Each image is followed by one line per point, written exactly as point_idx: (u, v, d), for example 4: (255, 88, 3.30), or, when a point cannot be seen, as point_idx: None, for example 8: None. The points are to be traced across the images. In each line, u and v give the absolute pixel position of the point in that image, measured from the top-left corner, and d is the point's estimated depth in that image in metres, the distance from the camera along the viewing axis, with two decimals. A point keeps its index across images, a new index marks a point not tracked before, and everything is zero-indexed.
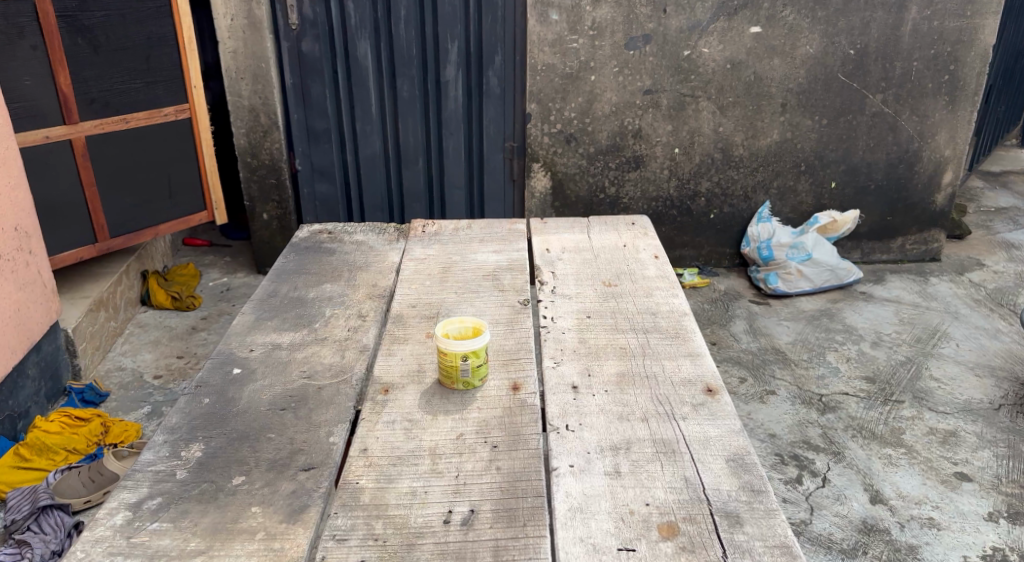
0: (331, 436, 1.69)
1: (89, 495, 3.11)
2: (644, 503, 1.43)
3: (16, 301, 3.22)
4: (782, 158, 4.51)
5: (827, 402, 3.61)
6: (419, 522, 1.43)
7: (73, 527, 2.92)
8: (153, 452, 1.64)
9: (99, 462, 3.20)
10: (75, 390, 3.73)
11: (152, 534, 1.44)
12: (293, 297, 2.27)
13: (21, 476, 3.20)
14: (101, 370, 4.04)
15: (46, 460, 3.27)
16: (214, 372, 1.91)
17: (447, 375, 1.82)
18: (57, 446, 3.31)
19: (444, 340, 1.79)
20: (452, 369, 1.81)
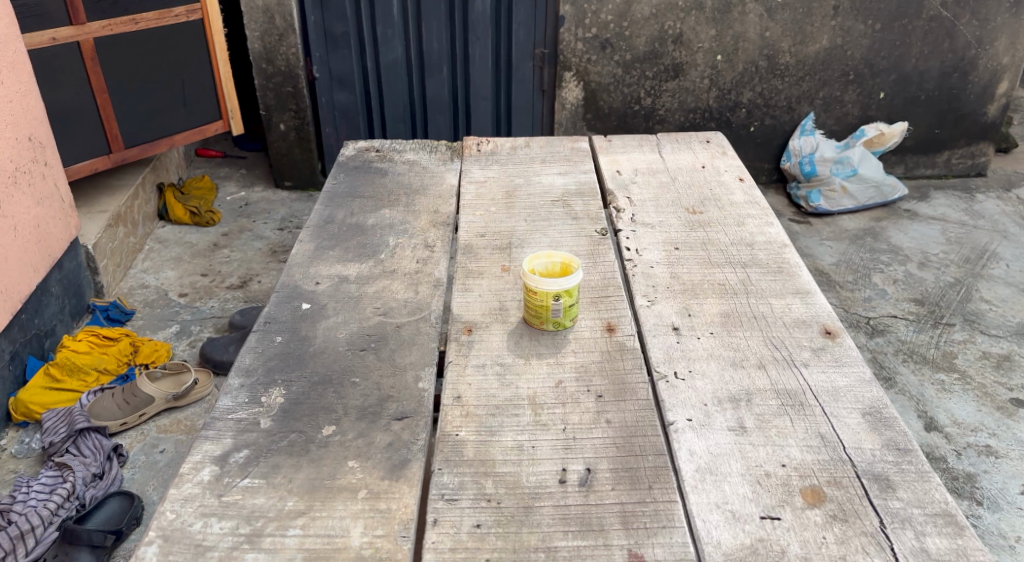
0: (420, 381, 1.56)
1: (125, 418, 3.02)
2: (780, 464, 1.34)
3: (36, 216, 3.07)
4: (830, 66, 4.24)
5: (875, 325, 3.48)
6: (533, 482, 1.32)
7: (111, 450, 2.84)
8: (231, 399, 1.51)
9: (132, 384, 3.09)
10: (99, 308, 3.62)
11: (244, 492, 1.31)
12: (351, 224, 2.10)
13: (55, 397, 3.10)
14: (124, 288, 3.90)
15: (77, 382, 3.19)
16: (281, 308, 1.77)
17: (535, 314, 1.68)
18: (88, 367, 3.22)
19: (534, 279, 1.64)
20: (542, 309, 1.66)
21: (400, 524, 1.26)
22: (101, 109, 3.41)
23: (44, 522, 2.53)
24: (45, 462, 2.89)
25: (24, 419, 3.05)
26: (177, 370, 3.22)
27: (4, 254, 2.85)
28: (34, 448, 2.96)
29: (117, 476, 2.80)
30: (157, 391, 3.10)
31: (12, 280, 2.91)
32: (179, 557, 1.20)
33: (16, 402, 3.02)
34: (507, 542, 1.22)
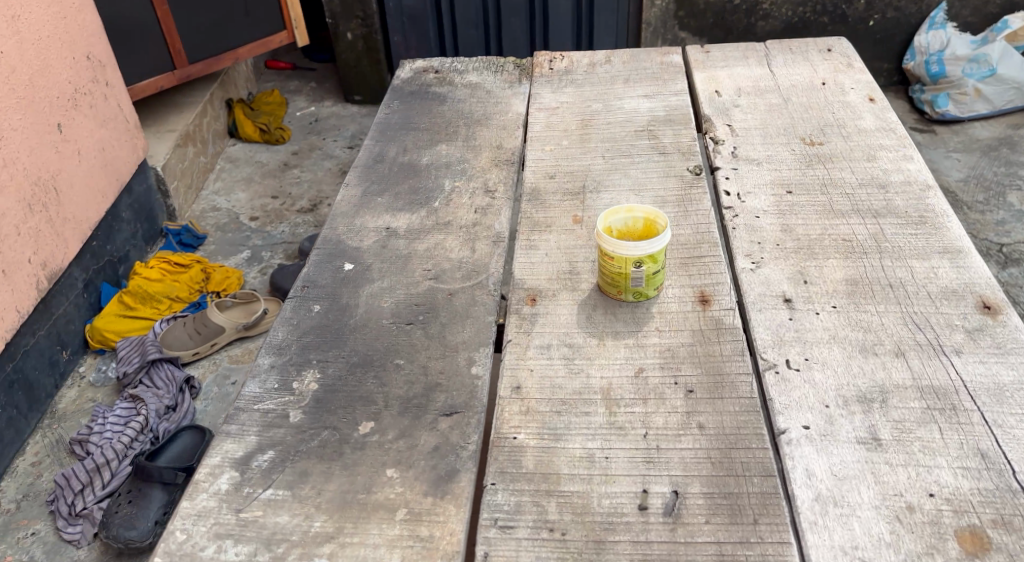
0: (474, 365, 1.31)
1: (197, 347, 2.87)
2: (926, 493, 1.08)
3: (100, 140, 2.93)
4: None
5: (1010, 254, 2.96)
6: (606, 507, 1.10)
7: (184, 382, 2.69)
8: (259, 384, 1.31)
9: (204, 312, 2.93)
10: (172, 232, 3.50)
11: (265, 507, 1.12)
12: (403, 164, 1.85)
13: (129, 324, 2.96)
14: (195, 211, 3.79)
15: (151, 309, 3.06)
16: (322, 269, 1.54)
17: (611, 283, 1.40)
18: (160, 294, 3.09)
19: (611, 242, 1.35)
20: (621, 278, 1.38)
21: (444, 558, 1.05)
22: (163, 23, 3.21)
23: (118, 457, 2.41)
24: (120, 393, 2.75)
25: (101, 347, 2.92)
26: (249, 300, 3.05)
27: (68, 182, 2.74)
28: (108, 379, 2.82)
29: (189, 409, 2.65)
30: (229, 322, 2.94)
31: (78, 209, 2.81)
32: None
33: (91, 329, 2.90)
34: None
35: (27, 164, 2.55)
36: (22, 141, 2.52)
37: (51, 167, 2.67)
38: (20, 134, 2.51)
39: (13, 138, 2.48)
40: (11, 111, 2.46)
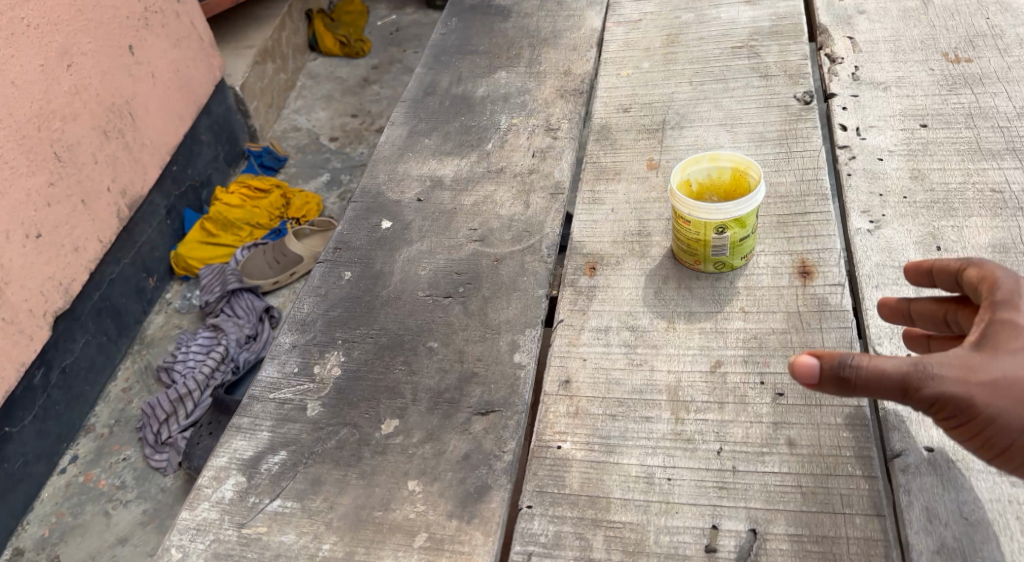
0: (517, 352, 1.11)
1: (277, 276, 2.64)
2: None
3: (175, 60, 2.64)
4: None
5: None
6: (665, 545, 0.90)
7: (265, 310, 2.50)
8: (277, 367, 1.15)
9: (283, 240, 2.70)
10: (253, 154, 3.28)
11: (271, 522, 0.98)
12: (457, 95, 1.62)
13: (210, 253, 2.74)
14: (276, 131, 3.56)
15: (232, 237, 2.82)
16: (356, 227, 1.36)
17: (688, 252, 1.15)
18: (240, 220, 2.83)
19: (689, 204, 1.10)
20: (701, 246, 1.13)
21: None
22: None
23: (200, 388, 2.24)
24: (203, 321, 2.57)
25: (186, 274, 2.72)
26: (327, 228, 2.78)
27: (145, 107, 2.48)
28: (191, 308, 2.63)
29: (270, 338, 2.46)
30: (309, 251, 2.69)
31: (157, 133, 2.55)
32: None
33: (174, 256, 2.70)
34: None
35: (100, 88, 2.31)
36: (93, 64, 2.27)
37: (125, 91, 2.41)
38: (90, 59, 2.26)
39: (84, 61, 2.24)
40: (78, 33, 2.22)
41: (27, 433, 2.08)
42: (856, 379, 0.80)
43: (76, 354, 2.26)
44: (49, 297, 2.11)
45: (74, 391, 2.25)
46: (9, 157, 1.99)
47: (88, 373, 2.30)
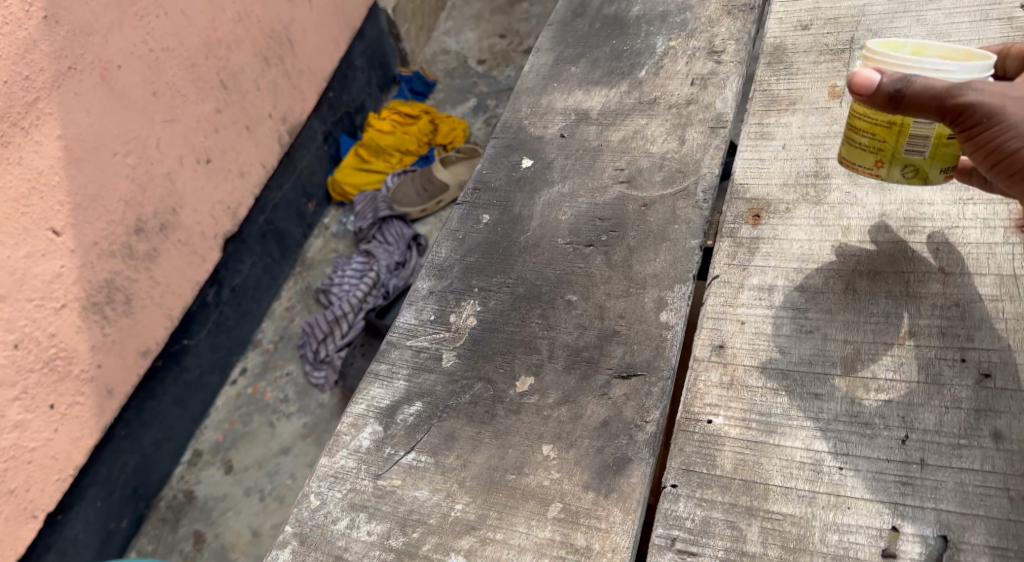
0: (664, 310, 1.01)
1: (425, 206, 2.57)
2: None
3: None
4: None
5: None
6: (835, 543, 0.80)
7: (414, 240, 2.47)
8: (414, 314, 1.11)
9: (429, 167, 2.59)
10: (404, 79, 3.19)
11: (406, 475, 0.95)
12: (609, 15, 1.47)
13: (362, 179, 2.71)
14: (426, 56, 3.41)
15: (383, 164, 2.76)
16: (497, 165, 1.28)
17: (871, 148, 0.92)
18: (391, 146, 2.76)
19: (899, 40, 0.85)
20: (892, 136, 0.89)
21: None
22: None
23: (354, 310, 2.23)
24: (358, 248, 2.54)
25: (341, 201, 2.69)
26: (472, 153, 2.65)
27: (302, 31, 2.26)
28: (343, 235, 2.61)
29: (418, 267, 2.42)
30: (455, 178, 2.57)
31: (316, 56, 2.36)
32: None
33: (331, 183, 2.67)
34: None
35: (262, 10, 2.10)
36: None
37: (284, 15, 2.20)
38: None
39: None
40: None
41: (202, 346, 2.10)
42: (910, 94, 0.82)
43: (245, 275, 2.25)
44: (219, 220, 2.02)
45: (244, 308, 2.24)
46: (178, 87, 1.83)
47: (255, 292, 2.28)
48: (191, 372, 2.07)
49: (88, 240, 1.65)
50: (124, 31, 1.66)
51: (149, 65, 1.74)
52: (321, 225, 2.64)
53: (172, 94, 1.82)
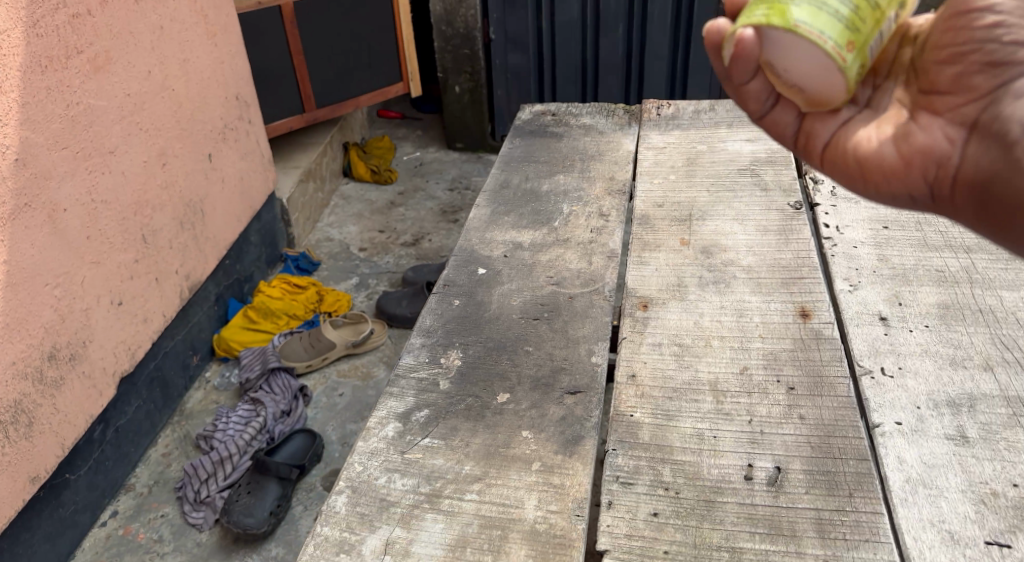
0: (594, 355, 1.52)
1: (311, 360, 2.94)
2: (1011, 483, 1.14)
3: (238, 172, 3.13)
4: None
5: None
6: (715, 476, 1.22)
7: (300, 391, 2.78)
8: (413, 356, 1.54)
9: (318, 329, 3.03)
10: (290, 258, 3.61)
11: (425, 451, 1.33)
12: (527, 189, 2.12)
13: (250, 336, 3.06)
14: (311, 240, 3.89)
15: (270, 324, 3.14)
16: (459, 271, 1.79)
17: (851, 32, 1.07)
18: (279, 310, 3.18)
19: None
20: (868, 27, 1.08)
21: (574, 502, 1.22)
22: (297, 69, 3.55)
23: (240, 453, 2.53)
24: (242, 397, 2.85)
25: (225, 355, 3.01)
26: (358, 321, 3.13)
27: (213, 205, 2.93)
28: (229, 384, 2.92)
29: (303, 414, 2.75)
30: (342, 339, 3.01)
31: (218, 230, 2.99)
32: (366, 509, 1.24)
33: (219, 339, 3.00)
34: (687, 536, 1.14)
35: (182, 187, 2.74)
36: (180, 166, 2.72)
37: (200, 192, 2.86)
38: (180, 161, 2.72)
39: (174, 163, 2.68)
40: (174, 140, 2.68)
41: (80, 483, 2.30)
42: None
43: (129, 417, 2.52)
44: (120, 358, 2.41)
45: (122, 450, 2.49)
46: (106, 236, 2.32)
47: (134, 435, 2.55)
48: (65, 508, 2.25)
49: (8, 359, 1.96)
50: (74, 181, 2.18)
51: (87, 211, 2.24)
52: (202, 378, 2.96)
53: (101, 240, 2.30)
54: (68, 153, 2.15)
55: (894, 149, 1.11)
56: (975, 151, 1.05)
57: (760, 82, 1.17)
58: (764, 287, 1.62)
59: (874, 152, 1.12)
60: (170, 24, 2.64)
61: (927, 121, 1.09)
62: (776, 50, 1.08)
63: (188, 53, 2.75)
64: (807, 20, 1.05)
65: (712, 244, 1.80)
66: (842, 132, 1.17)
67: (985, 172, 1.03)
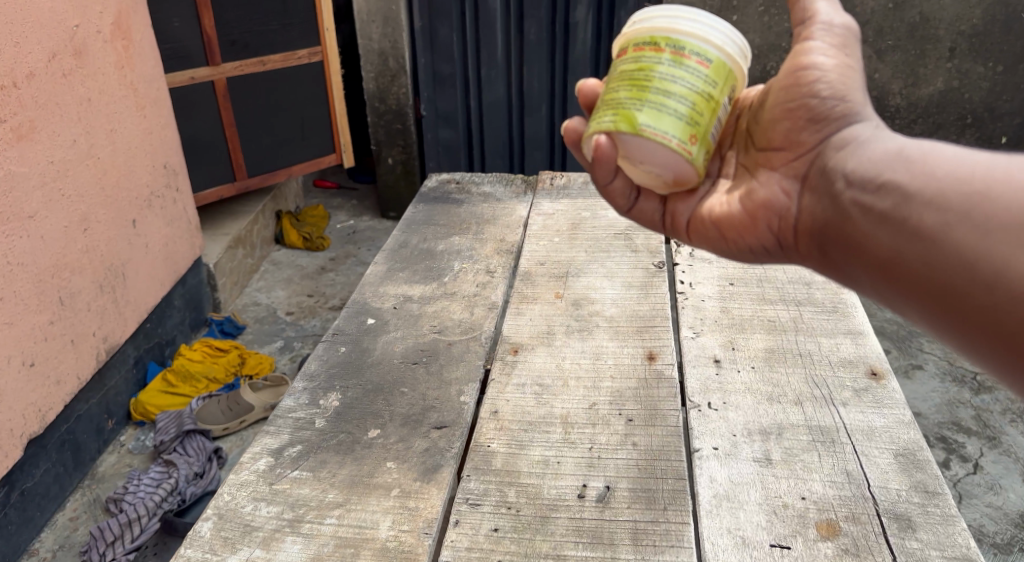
0: (462, 395, 1.65)
1: (228, 423, 2.94)
2: (800, 496, 1.28)
3: (164, 236, 3.18)
4: (946, 109, 3.61)
5: (984, 382, 2.94)
6: (553, 494, 1.36)
7: (214, 453, 2.78)
8: (293, 399, 1.66)
9: (236, 392, 3.04)
10: (215, 321, 3.63)
11: (292, 482, 1.44)
12: (422, 248, 2.29)
13: (168, 400, 3.04)
14: (238, 305, 3.93)
15: (190, 387, 3.13)
16: (349, 321, 1.93)
17: (691, 123, 1.25)
18: (199, 374, 3.18)
19: (705, 27, 1.29)
20: (706, 115, 1.27)
21: (424, 522, 1.34)
22: (229, 140, 3.70)
23: (147, 515, 2.50)
24: (156, 460, 2.83)
25: (142, 419, 2.99)
26: (278, 382, 3.14)
27: (136, 270, 2.95)
28: (145, 447, 2.90)
29: (216, 475, 2.74)
30: (260, 402, 3.00)
31: (140, 294, 2.99)
32: (230, 533, 1.35)
33: (136, 403, 2.99)
34: (519, 547, 1.27)
35: (104, 251, 2.76)
36: (104, 231, 2.76)
37: (123, 256, 2.88)
38: (104, 227, 2.77)
39: (96, 229, 2.72)
40: (98, 207, 2.73)
41: None
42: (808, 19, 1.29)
43: (36, 479, 2.49)
44: (29, 421, 2.39)
45: (27, 514, 2.45)
46: (21, 298, 2.35)
47: (42, 499, 2.51)
48: None
49: None
50: None
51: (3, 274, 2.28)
52: (117, 442, 2.93)
53: (15, 302, 2.33)
54: None
55: (744, 209, 1.32)
56: (812, 201, 1.23)
57: (622, 181, 1.42)
58: (620, 334, 1.81)
59: (727, 216, 1.34)
60: (99, 96, 2.74)
61: (768, 177, 1.31)
62: (630, 146, 1.28)
63: (115, 124, 2.83)
64: (651, 123, 1.24)
65: (584, 297, 1.99)
66: (698, 207, 1.40)
67: (821, 218, 1.19)
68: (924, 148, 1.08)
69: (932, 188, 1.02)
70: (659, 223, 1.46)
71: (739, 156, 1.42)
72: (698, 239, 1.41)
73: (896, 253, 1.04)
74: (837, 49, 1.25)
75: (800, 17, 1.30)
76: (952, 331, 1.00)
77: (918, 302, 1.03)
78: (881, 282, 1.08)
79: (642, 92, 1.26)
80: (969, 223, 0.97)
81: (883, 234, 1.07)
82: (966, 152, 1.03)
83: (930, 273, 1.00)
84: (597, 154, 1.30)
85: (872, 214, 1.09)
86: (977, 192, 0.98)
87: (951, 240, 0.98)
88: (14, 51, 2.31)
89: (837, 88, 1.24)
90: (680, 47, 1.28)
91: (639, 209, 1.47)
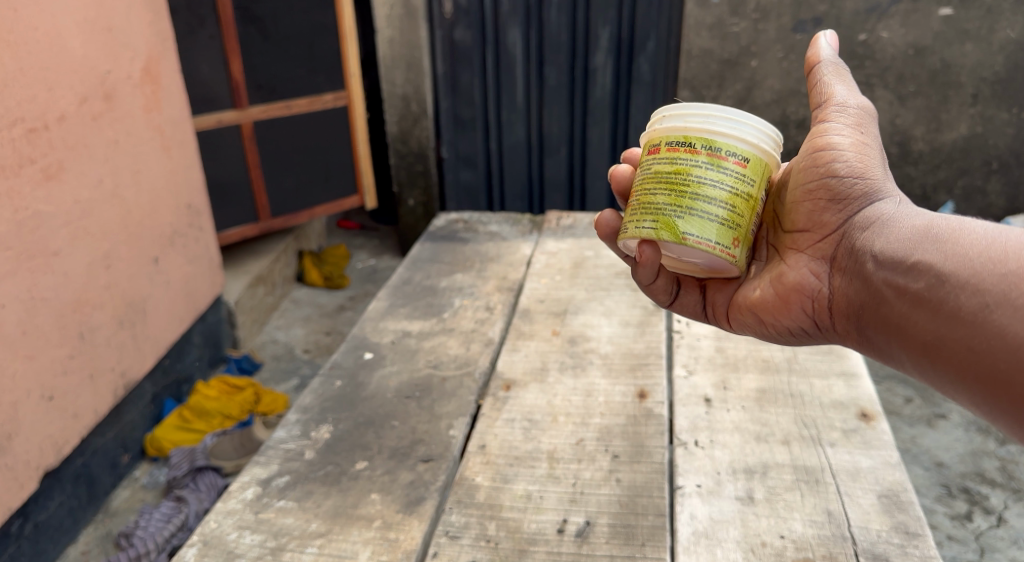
0: (451, 429, 1.65)
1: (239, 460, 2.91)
2: (779, 535, 1.31)
3: (185, 274, 3.23)
4: (970, 155, 3.57)
5: None
6: (533, 528, 1.37)
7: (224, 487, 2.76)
8: (285, 431, 1.68)
9: (249, 429, 3.01)
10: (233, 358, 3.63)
11: (278, 511, 1.45)
12: (425, 285, 2.32)
13: (181, 436, 3.02)
14: (257, 342, 3.96)
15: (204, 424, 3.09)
16: (348, 355, 1.95)
17: (732, 226, 1.31)
18: (214, 410, 3.13)
19: (739, 126, 1.33)
20: (746, 215, 1.32)
21: (403, 552, 1.35)
22: (253, 182, 3.79)
23: (156, 549, 2.48)
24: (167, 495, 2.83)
25: (156, 454, 2.99)
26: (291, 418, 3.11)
27: (156, 306, 2.98)
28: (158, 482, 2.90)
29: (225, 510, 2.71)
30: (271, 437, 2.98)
31: (159, 329, 3.02)
32: (213, 559, 1.36)
33: (150, 439, 2.98)
34: None
35: (125, 288, 2.80)
36: (125, 269, 2.80)
37: (144, 293, 2.92)
38: (126, 265, 2.81)
39: (119, 266, 2.77)
40: (120, 245, 2.78)
41: None
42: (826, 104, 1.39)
43: (50, 512, 2.49)
44: (46, 453, 2.38)
45: (40, 546, 2.44)
46: (42, 331, 2.38)
47: (54, 531, 2.51)
48: None
49: None
50: (14, 280, 2.27)
51: (26, 308, 2.32)
52: (130, 477, 2.94)
53: (35, 335, 2.35)
54: (11, 253, 2.26)
55: (777, 293, 1.38)
56: (843, 282, 1.27)
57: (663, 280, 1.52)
58: (613, 372, 1.80)
59: (761, 300, 1.41)
60: (126, 138, 2.82)
61: (795, 260, 1.37)
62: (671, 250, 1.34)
63: (141, 165, 2.91)
64: (694, 232, 1.30)
65: (580, 334, 1.99)
66: (734, 295, 1.48)
67: (853, 299, 1.24)
68: (952, 226, 1.13)
69: (966, 270, 1.06)
70: (702, 313, 1.55)
71: (768, 236, 1.49)
72: (738, 324, 1.48)
73: (937, 336, 1.06)
74: (853, 129, 1.34)
75: (818, 101, 1.40)
76: (1003, 416, 1.00)
77: (962, 384, 1.04)
78: (922, 363, 1.10)
79: (681, 198, 1.31)
80: (1010, 305, 0.99)
81: (921, 317, 1.09)
82: (996, 231, 1.07)
83: (974, 357, 1.01)
84: (642, 257, 1.36)
85: (905, 294, 1.12)
86: (1012, 274, 1.01)
87: (991, 322, 1.00)
88: (45, 95, 2.40)
89: (856, 166, 1.31)
90: (716, 149, 1.32)
91: (681, 301, 1.57)
